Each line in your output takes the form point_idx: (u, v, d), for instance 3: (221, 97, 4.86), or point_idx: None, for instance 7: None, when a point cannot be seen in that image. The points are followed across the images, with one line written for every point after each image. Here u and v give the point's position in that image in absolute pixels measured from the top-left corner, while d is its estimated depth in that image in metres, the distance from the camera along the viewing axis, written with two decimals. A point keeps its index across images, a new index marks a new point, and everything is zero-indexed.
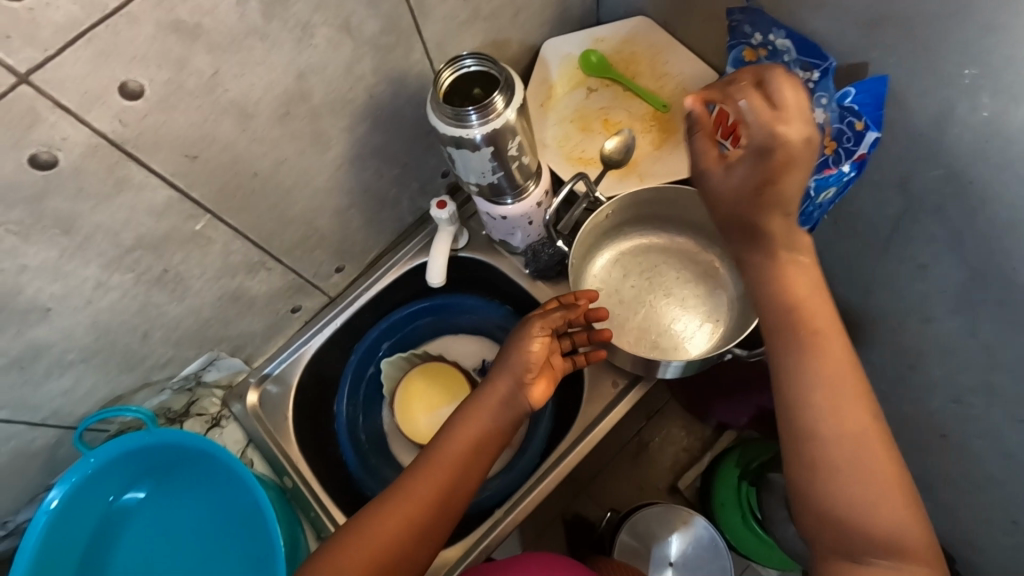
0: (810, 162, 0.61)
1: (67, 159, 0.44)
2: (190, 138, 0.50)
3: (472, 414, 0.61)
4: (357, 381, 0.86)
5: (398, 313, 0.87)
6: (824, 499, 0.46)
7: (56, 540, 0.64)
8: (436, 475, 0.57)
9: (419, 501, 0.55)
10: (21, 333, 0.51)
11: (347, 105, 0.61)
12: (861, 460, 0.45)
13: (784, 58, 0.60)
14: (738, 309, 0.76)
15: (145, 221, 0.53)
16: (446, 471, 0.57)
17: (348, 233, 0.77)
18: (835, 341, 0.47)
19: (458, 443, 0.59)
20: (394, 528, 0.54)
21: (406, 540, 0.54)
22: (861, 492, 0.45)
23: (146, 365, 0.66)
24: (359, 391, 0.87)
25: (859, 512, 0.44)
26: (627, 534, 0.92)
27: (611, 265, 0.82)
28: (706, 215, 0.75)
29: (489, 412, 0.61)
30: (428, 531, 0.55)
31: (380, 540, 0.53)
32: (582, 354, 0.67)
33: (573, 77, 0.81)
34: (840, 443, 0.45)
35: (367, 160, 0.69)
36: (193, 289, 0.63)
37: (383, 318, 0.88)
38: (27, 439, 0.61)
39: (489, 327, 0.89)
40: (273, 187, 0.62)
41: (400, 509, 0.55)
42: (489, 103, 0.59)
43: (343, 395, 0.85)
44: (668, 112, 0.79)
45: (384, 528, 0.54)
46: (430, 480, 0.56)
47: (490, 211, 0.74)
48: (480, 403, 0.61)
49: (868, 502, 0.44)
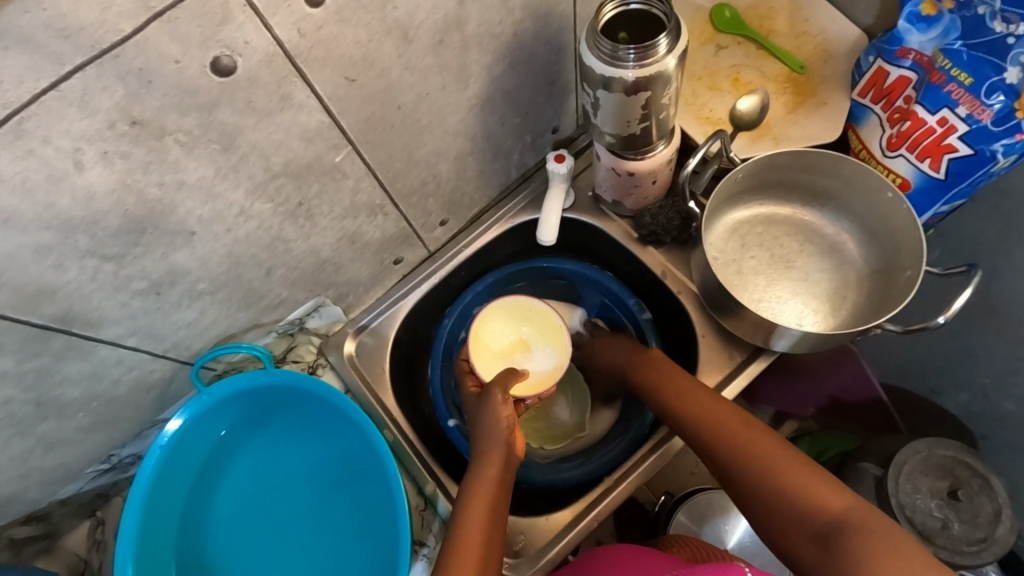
0: (995, 126, 0.57)
1: (244, 66, 0.41)
2: (353, 58, 0.47)
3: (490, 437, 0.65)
4: (451, 343, 0.82)
5: (495, 277, 0.82)
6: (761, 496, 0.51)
7: (169, 469, 0.66)
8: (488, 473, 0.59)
9: (484, 497, 0.57)
10: (165, 255, 0.49)
11: (493, 40, 0.57)
12: (783, 473, 0.51)
13: (973, 11, 0.57)
14: (871, 287, 0.71)
15: (294, 146, 0.50)
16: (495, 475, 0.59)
17: (461, 183, 0.72)
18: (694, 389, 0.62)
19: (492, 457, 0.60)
20: (482, 521, 0.55)
21: (489, 536, 0.55)
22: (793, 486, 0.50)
23: (262, 304, 0.64)
24: (453, 354, 0.82)
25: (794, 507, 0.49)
26: (686, 514, 0.88)
27: (728, 234, 0.75)
28: (845, 184, 0.70)
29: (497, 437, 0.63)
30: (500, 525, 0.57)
31: (476, 535, 0.54)
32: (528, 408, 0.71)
33: (702, 32, 0.76)
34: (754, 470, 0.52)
35: (497, 103, 0.65)
36: (318, 228, 0.60)
37: (477, 280, 0.83)
38: (147, 370, 0.59)
39: (590, 295, 0.85)
40: (410, 124, 0.58)
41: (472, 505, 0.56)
42: (650, 46, 0.54)
43: (437, 358, 0.80)
44: (805, 73, 0.74)
45: (467, 526, 0.55)
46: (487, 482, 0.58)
47: (613, 165, 0.69)
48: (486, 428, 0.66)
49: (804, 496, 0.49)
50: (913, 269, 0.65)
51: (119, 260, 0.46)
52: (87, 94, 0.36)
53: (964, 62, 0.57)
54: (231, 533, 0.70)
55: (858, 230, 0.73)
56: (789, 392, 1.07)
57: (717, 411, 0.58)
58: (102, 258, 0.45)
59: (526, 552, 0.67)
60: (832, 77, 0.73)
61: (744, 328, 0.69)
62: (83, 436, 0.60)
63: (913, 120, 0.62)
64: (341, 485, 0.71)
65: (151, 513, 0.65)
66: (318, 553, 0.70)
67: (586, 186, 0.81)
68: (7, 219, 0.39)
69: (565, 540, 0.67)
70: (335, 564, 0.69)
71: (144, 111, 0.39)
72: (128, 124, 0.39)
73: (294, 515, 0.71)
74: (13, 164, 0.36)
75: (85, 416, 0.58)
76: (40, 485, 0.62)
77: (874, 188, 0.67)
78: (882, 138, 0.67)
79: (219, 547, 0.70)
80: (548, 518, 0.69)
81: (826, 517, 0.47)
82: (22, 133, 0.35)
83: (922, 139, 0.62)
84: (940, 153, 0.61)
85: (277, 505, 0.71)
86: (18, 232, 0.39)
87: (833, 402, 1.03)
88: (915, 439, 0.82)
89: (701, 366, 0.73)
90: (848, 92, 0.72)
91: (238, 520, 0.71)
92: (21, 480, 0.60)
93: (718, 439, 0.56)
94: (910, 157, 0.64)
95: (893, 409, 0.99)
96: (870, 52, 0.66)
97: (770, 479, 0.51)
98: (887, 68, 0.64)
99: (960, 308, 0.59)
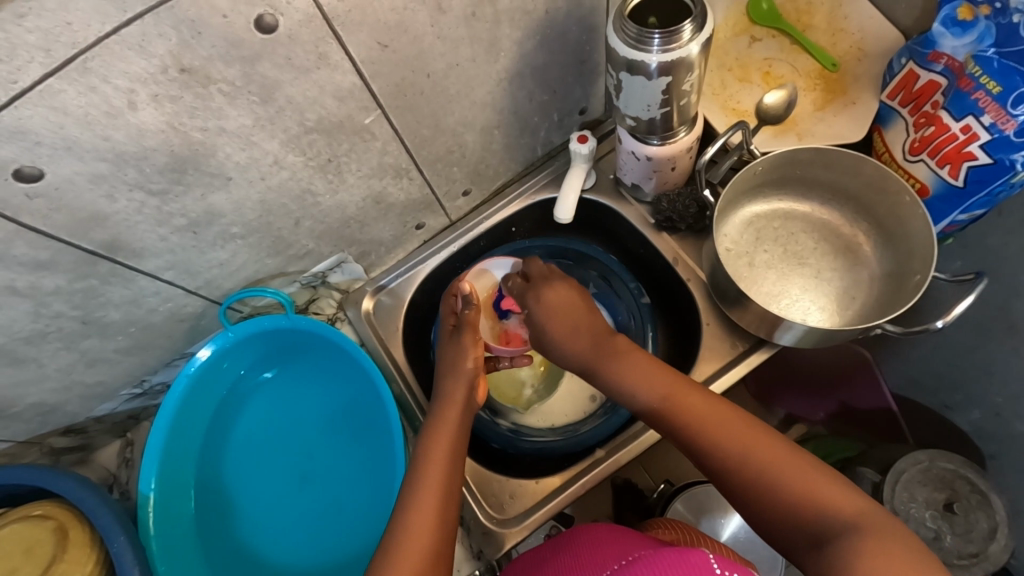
0: (1016, 137, 0.56)
1: (285, 25, 0.45)
2: (388, 25, 0.50)
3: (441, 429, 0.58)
4: None
5: (501, 252, 0.84)
6: (760, 496, 0.47)
7: (194, 399, 0.72)
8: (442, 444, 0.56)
9: (433, 495, 0.52)
10: (203, 196, 0.54)
11: (525, 16, 0.59)
12: (773, 469, 0.47)
13: (1010, 19, 0.55)
14: (882, 289, 0.71)
15: (328, 104, 0.53)
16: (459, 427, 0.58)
17: (485, 156, 0.74)
18: (628, 355, 0.59)
19: (452, 416, 0.59)
20: (437, 504, 0.51)
21: (445, 520, 0.51)
22: (783, 485, 0.46)
23: (290, 253, 0.68)
24: None
25: (797, 510, 0.45)
26: (683, 503, 0.90)
27: (743, 227, 0.76)
28: (866, 184, 0.70)
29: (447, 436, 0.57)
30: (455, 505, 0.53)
31: (427, 515, 0.51)
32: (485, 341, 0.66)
33: (737, 23, 0.77)
34: (735, 469, 0.48)
35: (526, 79, 0.67)
36: (346, 184, 0.64)
37: (485, 256, 0.85)
38: (181, 304, 0.65)
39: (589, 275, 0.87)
40: (439, 92, 0.60)
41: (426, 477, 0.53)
42: (676, 31, 0.55)
43: (439, 326, 0.82)
44: (837, 72, 0.74)
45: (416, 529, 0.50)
46: (446, 430, 0.58)
47: (635, 149, 0.71)
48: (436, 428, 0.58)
49: (808, 496, 0.45)
50: (921, 274, 0.65)
51: (162, 196, 0.51)
52: (143, 39, 0.40)
53: (994, 71, 0.57)
54: (244, 463, 0.76)
55: (876, 231, 0.73)
56: (803, 395, 1.06)
57: (699, 399, 0.53)
58: (148, 192, 0.50)
59: (514, 509, 0.71)
60: (866, 77, 0.73)
61: (746, 320, 0.70)
62: (120, 357, 0.66)
63: (937, 126, 0.62)
64: (347, 432, 0.76)
65: (172, 437, 0.70)
66: (325, 491, 0.75)
67: (608, 169, 0.83)
68: (68, 148, 0.43)
69: (551, 501, 0.70)
70: (341, 499, 0.74)
71: (194, 59, 0.43)
72: (178, 71, 0.43)
73: (304, 455, 0.76)
74: (76, 98, 0.41)
75: (124, 338, 0.64)
76: (80, 399, 0.68)
77: (892, 191, 0.67)
78: (905, 142, 0.67)
79: (233, 475, 0.75)
80: (538, 481, 0.72)
81: (829, 518, 0.44)
82: (86, 70, 0.40)
83: (944, 146, 0.62)
84: (960, 159, 0.61)
85: (289, 443, 0.76)
86: (77, 160, 0.44)
87: (843, 408, 1.01)
88: (918, 451, 0.82)
89: (702, 353, 0.75)
90: (878, 94, 0.72)
91: (253, 454, 0.76)
92: (64, 392, 0.66)
93: (698, 436, 0.51)
94: (931, 163, 0.64)
95: (902, 419, 0.95)
96: (903, 53, 0.66)
97: (774, 480, 0.46)
98: (918, 71, 0.64)
99: (961, 314, 0.59)
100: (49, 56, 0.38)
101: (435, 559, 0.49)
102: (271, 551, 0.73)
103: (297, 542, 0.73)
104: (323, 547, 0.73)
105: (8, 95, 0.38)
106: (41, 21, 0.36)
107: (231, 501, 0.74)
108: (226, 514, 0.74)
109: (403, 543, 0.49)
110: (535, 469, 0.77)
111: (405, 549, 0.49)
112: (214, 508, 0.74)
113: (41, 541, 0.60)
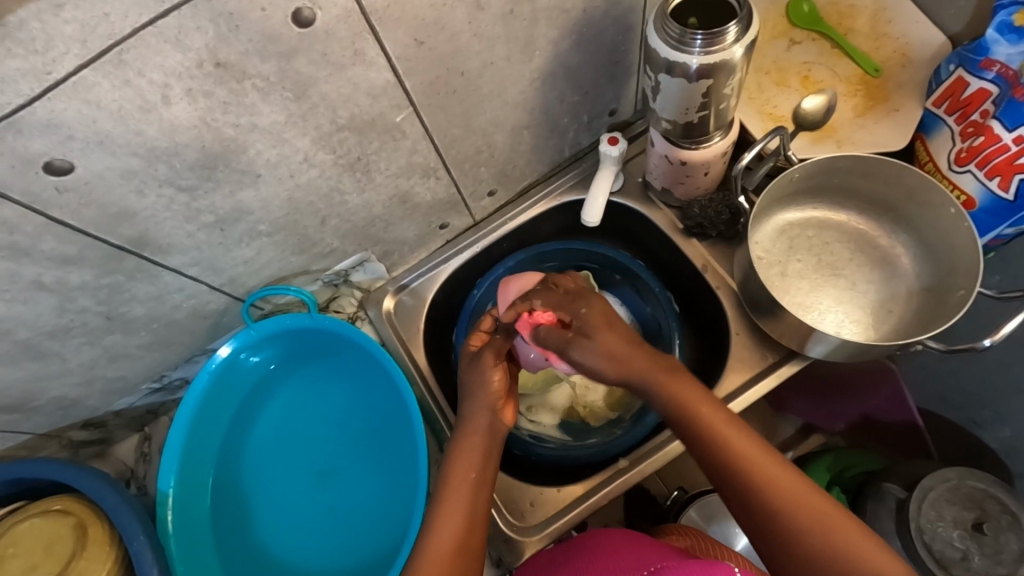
0: None
1: (323, 19, 0.43)
2: (425, 21, 0.49)
3: (468, 434, 0.56)
4: (476, 317, 0.81)
5: (523, 254, 0.82)
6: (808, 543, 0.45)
7: (215, 393, 0.72)
8: (462, 474, 0.54)
9: (460, 507, 0.52)
10: (231, 193, 0.53)
11: (563, 15, 0.57)
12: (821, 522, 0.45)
13: None
14: (918, 303, 0.69)
15: (361, 101, 0.52)
16: (480, 455, 0.55)
17: (514, 156, 0.73)
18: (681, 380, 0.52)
19: (471, 446, 0.55)
20: (464, 513, 0.51)
21: (467, 546, 0.50)
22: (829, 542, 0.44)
23: (315, 251, 0.67)
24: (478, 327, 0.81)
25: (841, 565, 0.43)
26: (698, 511, 0.88)
27: (776, 235, 0.74)
28: (906, 194, 0.68)
29: (479, 440, 0.56)
30: (483, 512, 0.53)
31: (455, 524, 0.51)
32: (479, 340, 0.63)
33: (776, 25, 0.75)
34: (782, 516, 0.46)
35: (559, 79, 0.65)
36: (374, 183, 0.63)
37: (508, 257, 0.82)
38: (204, 300, 0.64)
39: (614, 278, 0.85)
40: (472, 91, 0.59)
41: (456, 486, 0.53)
42: (720, 33, 0.53)
43: (461, 328, 0.80)
44: (880, 77, 0.71)
45: (444, 531, 0.51)
46: (468, 462, 0.54)
47: (667, 153, 0.69)
48: (466, 432, 0.56)
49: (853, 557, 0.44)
50: (965, 289, 0.63)
51: (191, 192, 0.50)
52: (181, 32, 0.39)
53: None
54: (264, 460, 0.75)
55: (914, 243, 0.71)
56: (821, 405, 1.02)
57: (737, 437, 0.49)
58: (177, 188, 0.49)
59: (534, 517, 0.70)
60: (909, 84, 0.70)
61: (777, 333, 0.68)
62: (142, 352, 0.66)
63: (988, 136, 0.60)
64: (367, 433, 0.75)
65: (195, 432, 0.71)
66: (344, 488, 0.74)
67: (636, 172, 0.81)
68: (100, 142, 0.42)
69: (573, 511, 0.68)
70: (358, 500, 0.74)
71: (229, 54, 0.42)
72: (214, 65, 0.42)
73: (323, 452, 0.75)
74: (111, 91, 0.40)
75: (147, 334, 0.63)
76: (101, 393, 0.68)
77: (935, 202, 0.65)
78: (951, 152, 0.65)
79: (252, 470, 0.75)
80: (560, 490, 0.71)
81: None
82: (121, 63, 0.38)
83: (994, 157, 0.60)
84: (1011, 172, 0.59)
85: (309, 440, 0.76)
86: (108, 154, 0.43)
87: (865, 421, 0.99)
88: (947, 468, 0.79)
89: (730, 363, 0.73)
90: (922, 101, 0.69)
91: (272, 450, 0.75)
92: (85, 386, 0.65)
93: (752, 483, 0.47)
94: (978, 174, 0.62)
95: (928, 435, 0.94)
96: (953, 59, 0.64)
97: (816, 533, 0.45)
98: (968, 78, 0.62)
99: (1008, 333, 0.58)
100: (85, 48, 0.37)
101: (462, 561, 0.49)
102: (287, 551, 0.72)
103: (314, 542, 0.73)
104: (340, 550, 0.72)
105: (42, 86, 0.37)
106: (78, 12, 0.35)
107: (249, 498, 0.74)
108: (244, 510, 0.73)
109: (427, 553, 0.50)
110: (555, 477, 0.75)
111: (431, 556, 0.49)
112: (233, 503, 0.73)
113: (62, 537, 0.59)
